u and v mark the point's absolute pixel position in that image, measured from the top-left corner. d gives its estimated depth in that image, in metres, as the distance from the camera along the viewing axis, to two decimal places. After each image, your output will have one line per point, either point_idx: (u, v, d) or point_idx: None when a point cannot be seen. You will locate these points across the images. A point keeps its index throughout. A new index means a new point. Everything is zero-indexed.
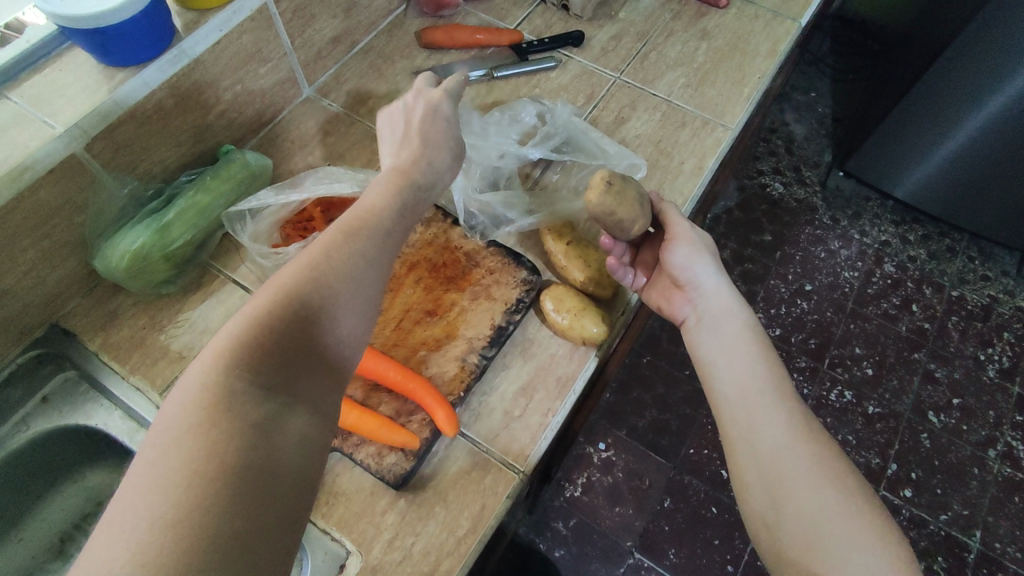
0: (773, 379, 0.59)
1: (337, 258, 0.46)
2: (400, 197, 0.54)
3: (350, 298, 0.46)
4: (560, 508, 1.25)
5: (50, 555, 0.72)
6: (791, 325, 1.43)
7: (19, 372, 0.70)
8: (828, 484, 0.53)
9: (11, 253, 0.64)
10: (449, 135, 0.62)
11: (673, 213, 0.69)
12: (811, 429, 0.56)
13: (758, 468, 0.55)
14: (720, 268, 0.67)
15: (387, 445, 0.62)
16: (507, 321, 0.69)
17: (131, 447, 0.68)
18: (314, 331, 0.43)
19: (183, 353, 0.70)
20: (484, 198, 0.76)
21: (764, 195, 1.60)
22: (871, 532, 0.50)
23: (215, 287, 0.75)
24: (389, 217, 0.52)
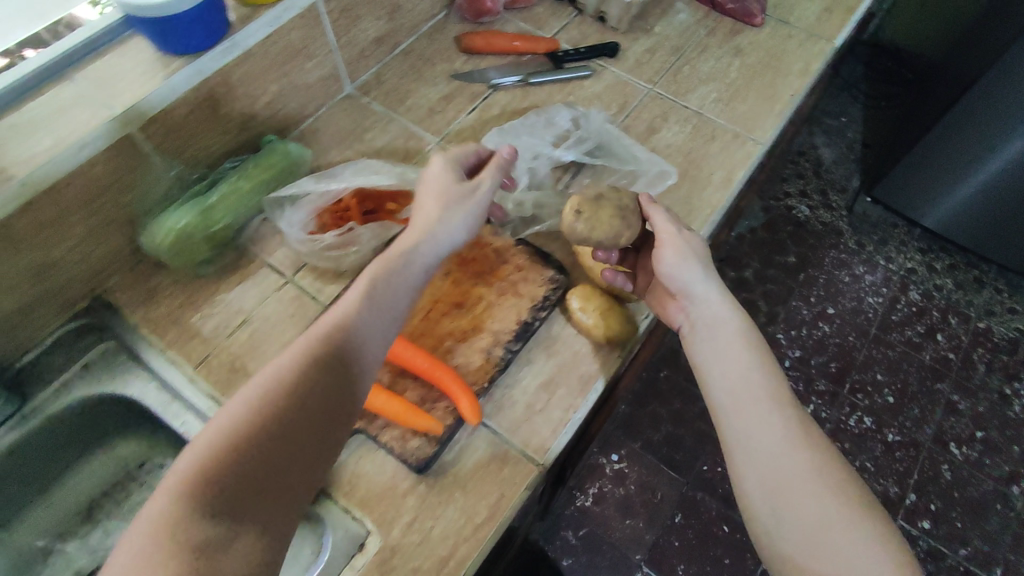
0: (775, 388, 0.60)
1: (304, 371, 0.49)
2: (379, 295, 0.56)
3: (314, 411, 0.49)
4: (570, 516, 1.25)
5: (79, 519, 0.74)
6: (811, 348, 1.42)
7: (64, 339, 0.73)
8: (830, 492, 0.54)
9: (63, 226, 0.67)
10: (447, 220, 0.62)
11: (659, 213, 0.68)
12: (814, 438, 0.57)
13: (759, 475, 0.56)
14: (711, 270, 0.66)
15: (412, 429, 0.64)
16: (532, 317, 0.72)
17: (164, 418, 0.69)
18: (276, 442, 0.46)
19: (219, 329, 0.72)
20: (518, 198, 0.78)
21: (790, 217, 1.59)
22: (875, 542, 0.51)
23: (251, 271, 0.76)
24: (365, 320, 0.54)
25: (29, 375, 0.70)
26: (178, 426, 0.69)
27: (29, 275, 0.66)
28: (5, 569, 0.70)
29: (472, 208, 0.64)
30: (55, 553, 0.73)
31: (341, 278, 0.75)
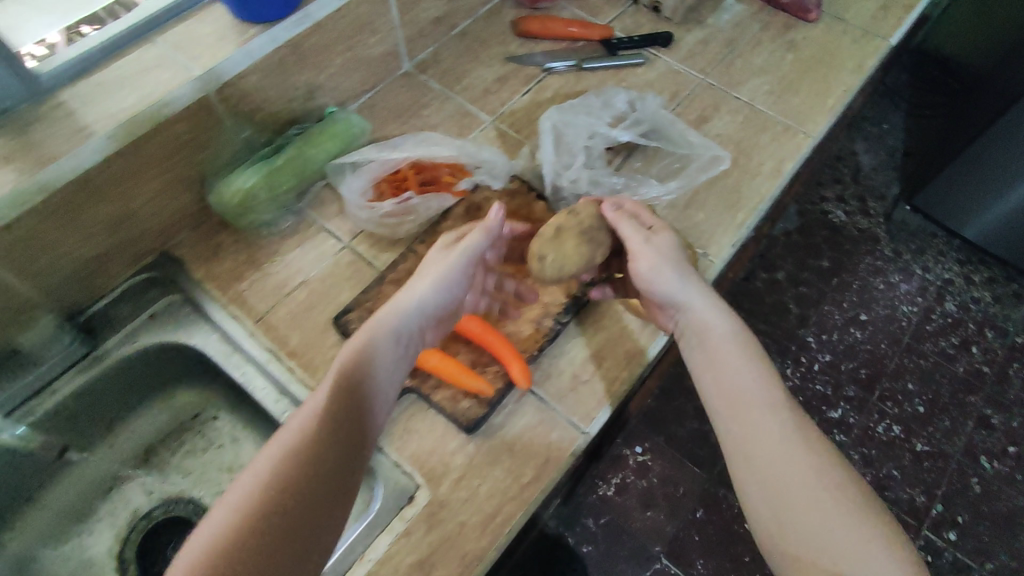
0: (774, 391, 0.59)
1: (287, 460, 0.50)
2: (361, 371, 0.56)
3: (306, 497, 0.49)
4: (592, 504, 1.27)
5: (136, 462, 0.78)
6: (841, 353, 1.41)
7: (131, 291, 0.75)
8: (829, 495, 0.53)
9: (140, 178, 0.69)
10: (423, 289, 0.62)
11: (627, 226, 0.69)
12: (815, 439, 0.56)
13: (758, 480, 0.55)
14: (690, 276, 0.65)
15: (463, 391, 0.66)
16: (583, 292, 0.73)
17: (223, 368, 0.72)
18: (268, 542, 0.46)
19: (279, 287, 0.76)
20: (573, 176, 0.80)
21: (826, 221, 1.58)
22: (879, 545, 0.51)
23: (310, 234, 0.79)
24: (348, 394, 0.54)
25: (99, 321, 0.73)
26: (237, 375, 0.71)
27: (106, 225, 0.69)
28: (70, 505, 0.74)
29: (453, 268, 0.63)
30: (116, 490, 0.77)
31: (396, 247, 0.78)
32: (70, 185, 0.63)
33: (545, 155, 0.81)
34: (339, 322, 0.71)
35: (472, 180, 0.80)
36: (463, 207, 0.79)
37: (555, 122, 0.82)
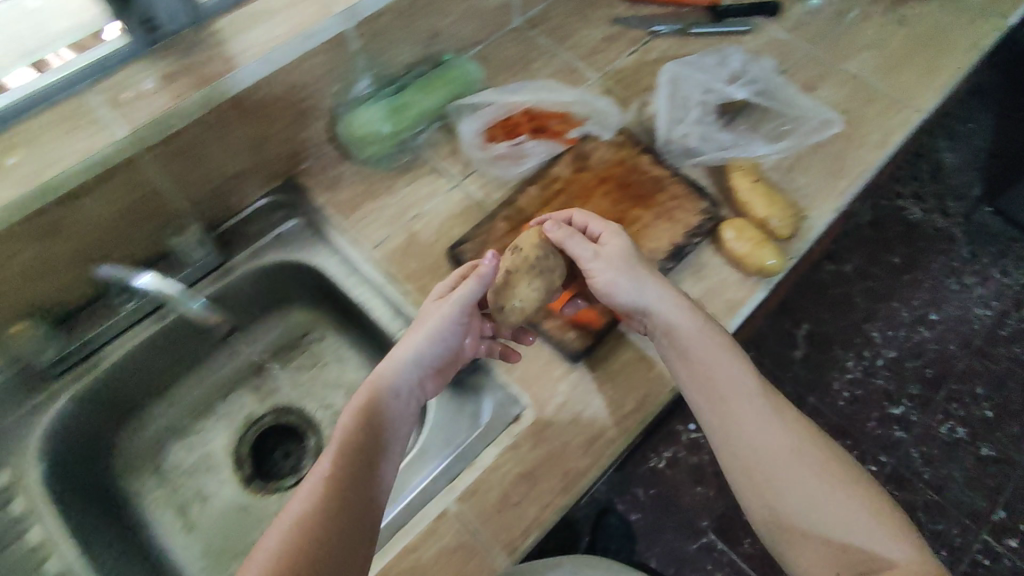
0: (751, 382, 0.64)
1: (304, 518, 0.51)
2: (363, 432, 0.58)
3: (331, 543, 0.50)
4: (643, 475, 1.29)
5: (249, 372, 0.84)
6: (907, 351, 1.39)
7: (261, 212, 0.81)
8: (808, 466, 0.60)
9: (283, 103, 0.75)
10: (419, 344, 0.63)
11: (578, 244, 0.68)
12: (793, 419, 0.63)
13: (744, 467, 0.61)
14: (652, 278, 0.66)
15: (572, 321, 0.71)
16: (686, 241, 0.76)
17: (344, 288, 0.78)
18: None
19: (395, 217, 0.80)
20: (683, 130, 0.82)
21: (901, 218, 1.53)
22: (858, 506, 0.58)
23: (422, 173, 0.83)
24: (351, 450, 0.57)
25: (232, 237, 0.79)
26: (357, 295, 0.77)
27: (249, 146, 0.75)
28: (195, 402, 0.82)
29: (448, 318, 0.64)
30: (234, 394, 0.83)
31: (505, 187, 0.81)
32: (225, 103, 0.69)
33: (658, 110, 0.85)
34: (453, 252, 0.76)
35: (582, 130, 0.84)
36: (571, 155, 0.82)
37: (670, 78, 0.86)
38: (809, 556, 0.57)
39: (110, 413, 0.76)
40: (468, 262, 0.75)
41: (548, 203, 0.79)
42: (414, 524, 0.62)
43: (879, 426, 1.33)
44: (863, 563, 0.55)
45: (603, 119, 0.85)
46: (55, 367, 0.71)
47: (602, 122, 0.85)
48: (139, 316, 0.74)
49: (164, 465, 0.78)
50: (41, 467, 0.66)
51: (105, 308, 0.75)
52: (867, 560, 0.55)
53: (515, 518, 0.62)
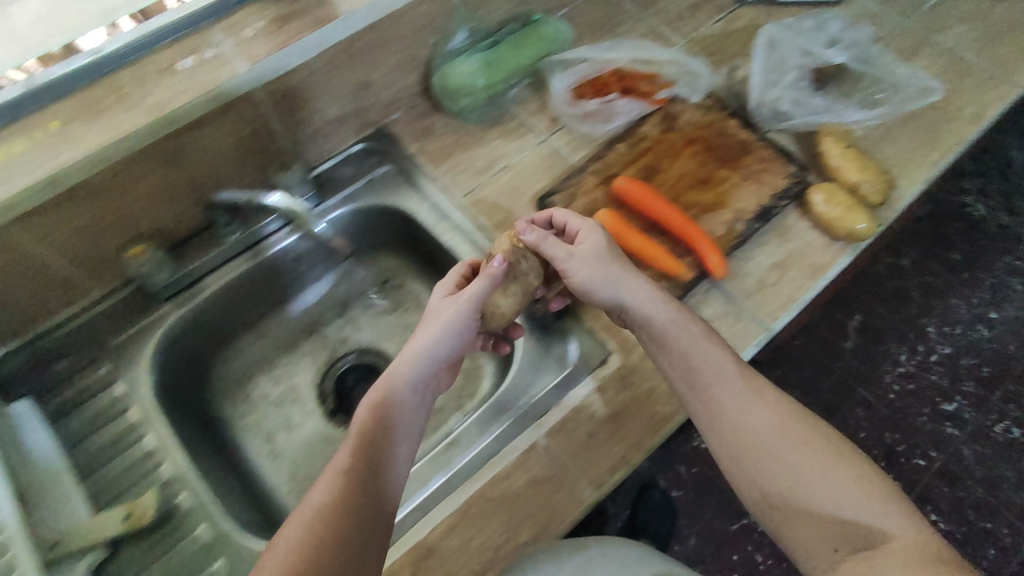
0: (730, 364, 0.61)
1: (324, 511, 0.51)
2: (380, 426, 0.58)
3: (349, 533, 0.51)
4: (685, 453, 1.28)
5: (334, 312, 0.87)
6: (964, 348, 1.35)
7: (354, 157, 0.83)
8: (794, 442, 0.57)
9: (385, 50, 0.76)
10: (429, 343, 0.63)
11: (550, 245, 0.67)
12: (774, 397, 0.60)
13: (733, 451, 0.59)
14: (627, 273, 0.65)
15: (660, 273, 0.73)
16: (774, 203, 0.77)
17: (433, 233, 0.80)
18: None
19: (485, 168, 0.82)
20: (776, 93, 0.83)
21: (963, 215, 1.46)
22: (851, 480, 0.54)
23: (512, 127, 0.85)
24: (367, 444, 0.57)
25: (326, 180, 0.82)
26: (447, 241, 0.79)
27: (352, 91, 0.77)
28: (282, 337, 0.85)
29: (457, 319, 0.65)
30: (317, 333, 0.86)
31: (592, 144, 0.83)
32: (337, 47, 0.70)
33: (753, 70, 0.84)
34: (543, 203, 0.78)
35: (671, 91, 0.85)
36: (659, 116, 0.83)
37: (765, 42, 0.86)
38: (808, 537, 0.54)
39: (208, 340, 0.79)
40: None
41: (635, 161, 0.80)
42: (503, 455, 0.65)
43: (929, 422, 1.31)
44: (862, 539, 0.52)
45: (693, 82, 0.85)
46: (165, 292, 0.74)
47: (691, 84, 0.85)
48: (238, 250, 0.77)
49: (250, 394, 0.81)
50: (150, 379, 0.71)
51: (212, 239, 0.77)
52: (867, 536, 0.52)
53: (602, 456, 0.65)
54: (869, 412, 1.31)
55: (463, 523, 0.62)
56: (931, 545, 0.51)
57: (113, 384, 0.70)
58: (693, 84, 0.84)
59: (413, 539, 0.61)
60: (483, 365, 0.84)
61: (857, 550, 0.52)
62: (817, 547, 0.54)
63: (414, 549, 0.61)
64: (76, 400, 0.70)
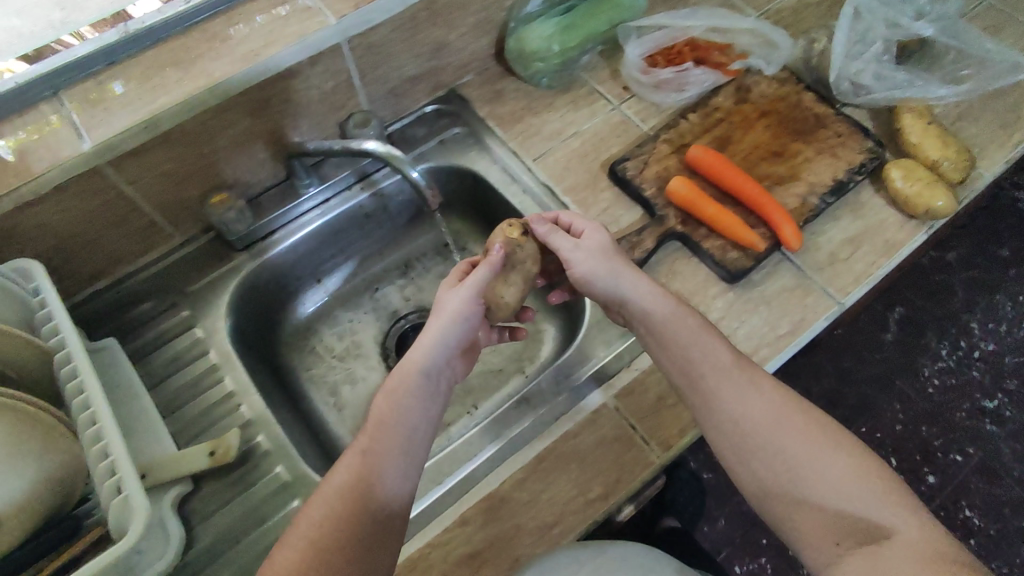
0: (727, 357, 0.61)
1: (342, 498, 0.54)
2: (395, 415, 0.59)
3: (368, 518, 0.54)
4: None
5: (397, 271, 0.89)
6: (1009, 346, 1.31)
7: (425, 118, 0.85)
8: (790, 434, 0.57)
9: (464, 11, 0.76)
10: (439, 332, 0.62)
11: (555, 238, 0.68)
12: (770, 386, 0.60)
13: (731, 444, 0.59)
14: (628, 268, 0.65)
15: (732, 243, 0.73)
16: (848, 178, 0.76)
17: (503, 196, 0.80)
18: (336, 560, 0.52)
19: (554, 134, 0.83)
20: (857, 66, 0.81)
21: (1015, 209, 1.41)
22: (850, 474, 0.55)
23: (582, 94, 0.85)
24: (382, 434, 0.58)
25: (399, 140, 0.83)
26: (516, 203, 0.80)
27: (428, 51, 0.78)
28: (346, 293, 0.87)
29: (465, 309, 0.64)
30: (379, 291, 0.87)
31: (663, 114, 0.83)
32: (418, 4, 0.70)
33: (837, 43, 0.81)
34: (614, 169, 0.77)
35: (745, 62, 0.83)
36: (733, 87, 0.82)
37: (854, 9, 0.83)
38: (809, 529, 0.55)
39: (277, 292, 0.81)
40: (629, 178, 0.77)
41: (708, 131, 0.80)
42: (574, 413, 0.66)
43: (968, 418, 1.28)
44: (862, 532, 0.53)
45: (771, 53, 0.83)
46: (241, 241, 0.75)
47: (770, 56, 0.83)
48: (288, 218, 0.78)
49: (315, 346, 0.84)
50: (228, 324, 0.73)
51: (288, 190, 0.78)
52: (868, 530, 0.53)
53: (672, 419, 0.65)
54: (907, 407, 1.29)
55: (534, 476, 0.63)
56: (932, 539, 0.52)
57: (192, 328, 0.72)
58: (771, 55, 0.83)
59: (486, 488, 0.63)
60: (544, 329, 0.85)
61: (859, 543, 0.53)
62: (817, 539, 0.54)
63: (486, 499, 0.62)
64: (155, 342, 0.71)
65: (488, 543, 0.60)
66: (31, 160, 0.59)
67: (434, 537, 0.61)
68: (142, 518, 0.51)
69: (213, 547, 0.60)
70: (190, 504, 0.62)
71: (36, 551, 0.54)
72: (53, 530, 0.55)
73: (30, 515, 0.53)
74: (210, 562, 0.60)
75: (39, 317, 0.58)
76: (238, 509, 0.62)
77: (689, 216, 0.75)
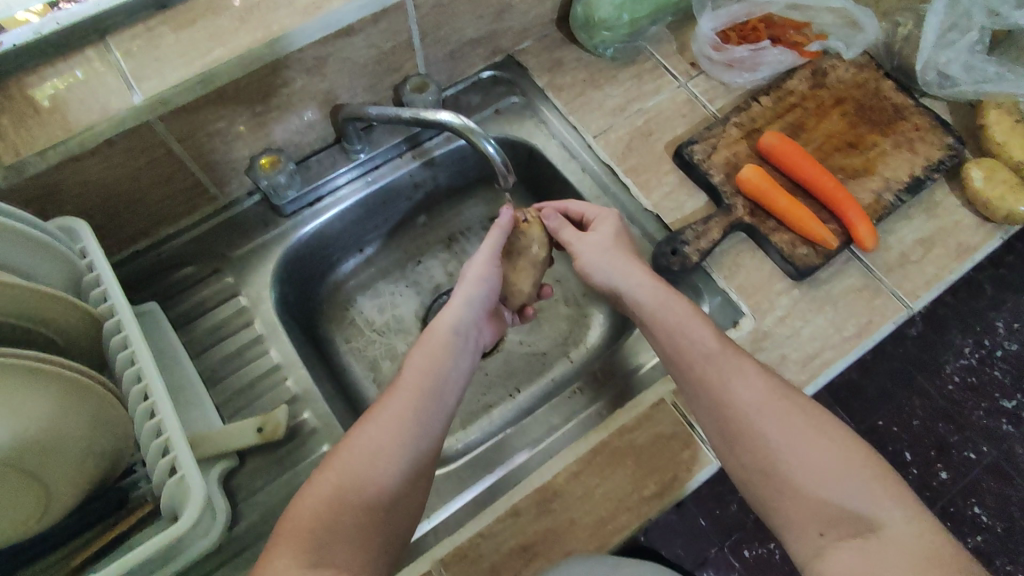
0: (714, 342, 0.60)
1: (372, 447, 0.55)
2: (429, 370, 0.60)
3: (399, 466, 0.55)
4: None
5: (440, 245, 0.86)
6: None
7: (480, 85, 0.81)
8: (779, 422, 0.56)
9: None
10: (464, 299, 0.65)
11: (562, 228, 0.70)
12: (760, 371, 0.59)
13: (719, 429, 0.58)
14: (629, 256, 0.66)
15: (802, 238, 0.69)
16: (926, 175, 0.72)
17: (561, 172, 0.77)
18: (357, 508, 0.52)
19: (616, 110, 0.78)
20: (947, 55, 0.76)
21: None
22: (835, 463, 0.54)
23: (648, 67, 0.80)
24: (419, 386, 0.59)
25: (452, 106, 0.79)
26: (575, 181, 0.77)
27: (494, 14, 0.73)
28: (387, 265, 0.84)
29: (486, 278, 0.66)
30: (422, 264, 0.84)
31: (732, 95, 0.78)
32: None
33: (928, 32, 0.76)
34: (680, 151, 0.74)
35: (824, 44, 0.78)
36: (809, 70, 0.77)
37: None
38: (795, 517, 0.54)
39: (321, 260, 0.78)
40: (696, 162, 0.73)
41: (781, 116, 0.76)
42: (631, 406, 0.65)
43: (985, 417, 1.15)
44: (852, 524, 0.52)
45: (853, 34, 0.79)
46: (290, 206, 0.73)
47: (853, 38, 0.78)
48: (322, 191, 0.74)
49: (354, 318, 0.81)
50: (273, 294, 0.71)
51: (338, 155, 0.75)
52: (857, 521, 0.52)
53: None
54: (926, 403, 1.16)
55: (589, 469, 0.61)
56: (919, 533, 0.50)
57: (237, 295, 0.70)
58: (852, 38, 0.78)
59: (539, 480, 0.61)
60: (591, 315, 0.82)
61: (845, 534, 0.51)
62: (802, 527, 0.53)
63: (539, 490, 0.61)
64: (199, 309, 0.69)
65: (541, 535, 0.59)
66: (69, 107, 0.54)
67: (486, 526, 0.59)
68: (199, 498, 0.50)
69: (260, 524, 0.59)
70: (235, 479, 0.61)
71: (83, 521, 0.53)
72: (98, 502, 0.54)
73: (81, 487, 0.52)
74: (257, 539, 0.59)
75: (88, 281, 0.56)
76: (283, 488, 0.61)
77: (757, 206, 0.71)
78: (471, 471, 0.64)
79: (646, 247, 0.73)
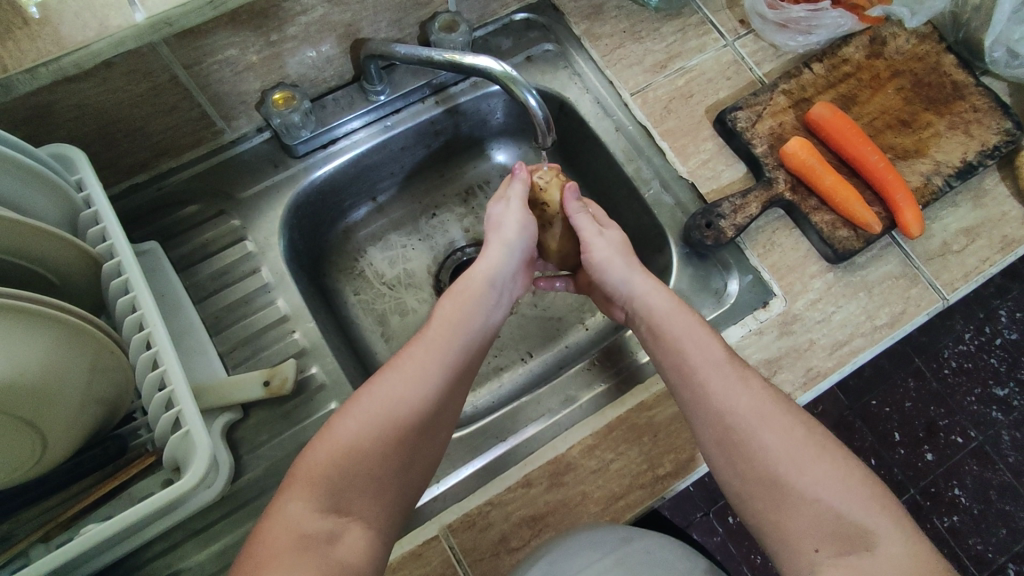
0: (720, 351, 0.55)
1: (398, 391, 0.53)
2: (460, 317, 0.58)
3: (425, 415, 0.53)
4: None
5: (458, 199, 0.81)
6: None
7: (513, 28, 0.75)
8: (775, 433, 0.51)
9: None
10: (501, 253, 0.62)
11: (580, 215, 0.64)
12: (761, 383, 0.54)
13: (720, 444, 0.52)
14: (636, 265, 0.62)
15: (844, 220, 0.66)
16: (979, 161, 0.67)
17: (592, 130, 0.73)
18: (379, 452, 0.50)
19: (657, 67, 0.73)
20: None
21: None
22: (835, 476, 0.50)
23: (694, 22, 0.74)
24: (449, 336, 0.57)
25: (481, 49, 0.73)
26: (607, 141, 0.72)
27: None
28: (401, 216, 0.80)
29: (524, 232, 0.63)
30: (437, 218, 0.80)
31: (782, 59, 0.73)
32: None
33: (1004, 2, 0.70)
34: (723, 117, 0.69)
35: (887, 8, 0.72)
36: (867, 37, 0.72)
37: None
38: (790, 528, 0.49)
39: (331, 206, 0.74)
40: (738, 130, 0.68)
41: (833, 87, 0.71)
42: (650, 382, 0.62)
43: (976, 403, 1.08)
44: (849, 537, 0.48)
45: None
46: (301, 148, 0.68)
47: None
48: (336, 134, 0.69)
49: (363, 270, 0.77)
50: (281, 242, 0.67)
51: (356, 94, 0.70)
52: (854, 535, 0.48)
53: None
54: (920, 384, 1.09)
55: (603, 444, 0.60)
56: (915, 553, 0.47)
57: (244, 239, 0.66)
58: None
59: (553, 451, 0.60)
60: None
61: (841, 550, 0.47)
62: (796, 540, 0.49)
63: (552, 462, 0.59)
64: (202, 252, 0.65)
65: (552, 508, 0.58)
66: (61, 20, 0.48)
67: (495, 494, 0.58)
68: (205, 455, 0.48)
69: (263, 478, 0.57)
70: (239, 432, 0.59)
71: (79, 469, 0.50)
72: (97, 449, 0.51)
73: (79, 437, 0.49)
74: (259, 494, 0.57)
75: (85, 218, 0.52)
76: (288, 445, 0.59)
77: (799, 182, 0.67)
78: (482, 438, 0.62)
79: (678, 217, 0.69)
